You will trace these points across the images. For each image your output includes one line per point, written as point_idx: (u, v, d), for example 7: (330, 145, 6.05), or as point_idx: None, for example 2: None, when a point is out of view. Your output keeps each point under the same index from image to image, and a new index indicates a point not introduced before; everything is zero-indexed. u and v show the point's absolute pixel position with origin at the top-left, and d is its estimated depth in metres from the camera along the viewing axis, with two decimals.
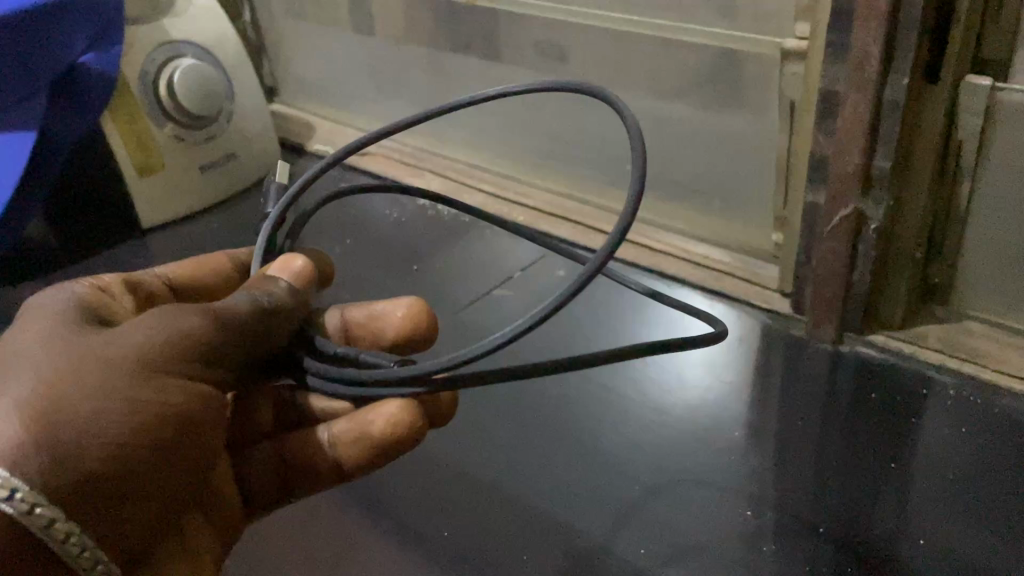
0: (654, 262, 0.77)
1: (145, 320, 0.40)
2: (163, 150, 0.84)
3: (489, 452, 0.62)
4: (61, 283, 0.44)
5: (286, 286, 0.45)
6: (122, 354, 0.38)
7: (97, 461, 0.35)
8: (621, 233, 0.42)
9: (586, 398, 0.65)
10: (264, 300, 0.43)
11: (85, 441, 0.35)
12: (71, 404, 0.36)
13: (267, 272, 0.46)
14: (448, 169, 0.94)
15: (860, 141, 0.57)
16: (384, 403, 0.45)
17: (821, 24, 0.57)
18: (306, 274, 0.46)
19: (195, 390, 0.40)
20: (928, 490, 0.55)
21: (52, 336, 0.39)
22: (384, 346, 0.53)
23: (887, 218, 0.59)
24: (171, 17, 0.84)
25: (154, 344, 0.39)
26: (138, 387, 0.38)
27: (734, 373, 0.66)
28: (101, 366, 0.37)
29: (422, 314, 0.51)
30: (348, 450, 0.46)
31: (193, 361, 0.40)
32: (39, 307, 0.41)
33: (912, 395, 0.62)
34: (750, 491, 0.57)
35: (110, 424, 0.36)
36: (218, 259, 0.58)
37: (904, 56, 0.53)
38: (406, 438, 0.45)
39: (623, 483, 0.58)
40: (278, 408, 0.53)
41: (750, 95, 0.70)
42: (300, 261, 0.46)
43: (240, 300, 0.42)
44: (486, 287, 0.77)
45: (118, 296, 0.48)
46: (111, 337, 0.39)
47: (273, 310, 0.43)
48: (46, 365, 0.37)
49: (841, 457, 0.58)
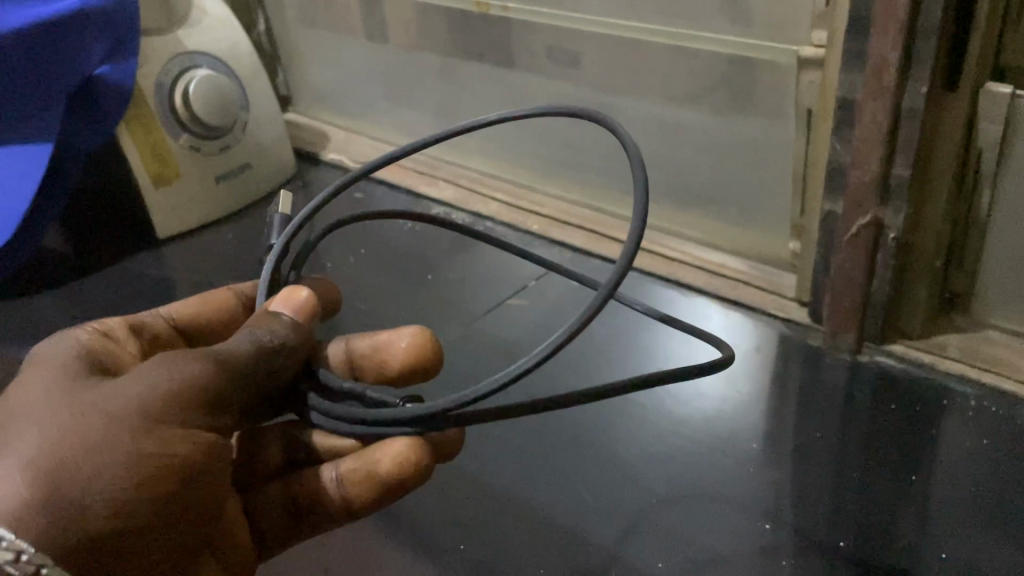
0: (669, 270, 0.76)
1: (147, 369, 0.41)
2: (179, 161, 0.85)
3: (504, 464, 0.61)
4: (65, 331, 0.46)
5: (287, 322, 0.45)
6: (125, 406, 0.39)
7: (101, 519, 0.37)
8: (635, 247, 0.42)
9: (602, 409, 0.65)
10: (266, 340, 0.43)
11: (88, 499, 0.37)
12: (72, 461, 0.37)
13: (271, 307, 0.46)
14: (463, 176, 0.93)
15: (878, 149, 0.56)
16: (391, 440, 0.44)
17: (838, 32, 0.56)
18: (310, 306, 0.46)
19: (199, 438, 0.40)
20: (951, 503, 0.55)
21: (57, 390, 0.41)
22: (389, 376, 0.52)
23: (907, 227, 0.59)
24: (187, 28, 0.85)
25: (156, 394, 0.40)
26: (140, 440, 0.39)
27: (751, 383, 0.65)
28: (102, 420, 0.39)
29: (425, 345, 0.50)
30: (355, 488, 0.46)
31: (197, 409, 0.40)
32: (44, 357, 0.43)
33: (933, 406, 0.61)
34: (769, 504, 0.56)
35: (112, 479, 0.38)
36: (221, 295, 0.59)
37: (923, 63, 0.52)
38: (412, 476, 0.44)
39: (640, 497, 0.57)
40: (286, 447, 0.53)
41: (766, 102, 0.69)
42: (304, 292, 0.46)
43: (242, 342, 0.43)
44: (500, 296, 0.77)
45: (122, 340, 0.50)
46: (113, 388, 0.40)
47: (277, 350, 0.43)
48: (49, 422, 0.39)
49: (861, 470, 0.57)
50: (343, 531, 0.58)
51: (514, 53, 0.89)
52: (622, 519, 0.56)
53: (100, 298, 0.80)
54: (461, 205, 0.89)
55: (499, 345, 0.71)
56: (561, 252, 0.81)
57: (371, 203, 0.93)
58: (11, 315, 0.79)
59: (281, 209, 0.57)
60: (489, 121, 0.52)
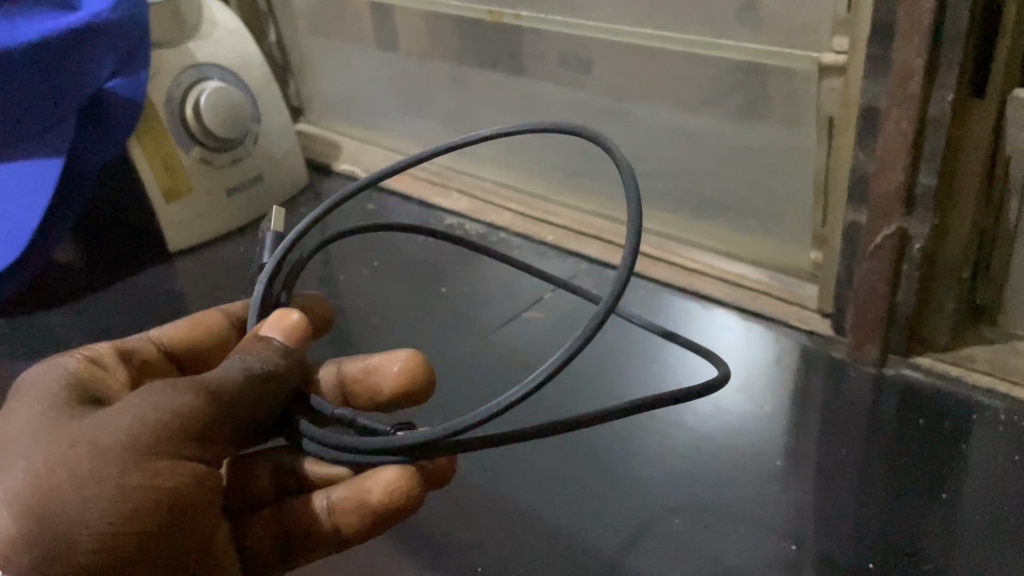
0: (687, 281, 0.75)
1: (136, 400, 0.40)
2: (190, 174, 0.84)
3: (522, 481, 0.60)
4: (53, 358, 0.47)
5: (277, 346, 0.44)
6: (112, 439, 0.38)
7: (87, 556, 0.37)
8: (630, 264, 0.42)
9: (620, 424, 0.64)
10: (256, 366, 0.42)
11: (74, 535, 0.37)
12: (61, 501, 0.37)
13: (262, 330, 0.45)
14: (477, 187, 0.92)
15: (903, 158, 0.55)
16: (381, 469, 0.44)
17: (860, 39, 0.55)
18: (301, 329, 0.45)
19: (189, 471, 0.39)
20: (982, 521, 0.53)
21: (47, 424, 0.40)
22: (382, 401, 0.52)
23: (932, 238, 0.57)
24: (197, 40, 0.84)
25: (143, 426, 0.39)
26: (127, 474, 0.38)
27: (773, 399, 0.64)
28: (91, 455, 0.38)
29: (415, 368, 0.50)
30: (346, 517, 0.45)
31: (183, 440, 0.39)
32: (34, 385, 0.44)
33: (961, 421, 0.59)
34: (794, 523, 0.54)
35: (100, 515, 0.37)
36: (216, 316, 0.58)
37: (949, 71, 0.51)
38: (403, 504, 0.44)
39: (660, 516, 0.56)
40: (277, 475, 0.52)
41: (785, 109, 0.68)
42: (296, 315, 0.45)
43: (231, 369, 0.42)
44: (515, 308, 0.76)
45: (110, 367, 0.50)
46: (102, 419, 0.39)
47: (266, 376, 0.42)
48: (40, 457, 0.38)
49: (888, 488, 0.56)
50: (359, 553, 0.57)
51: (528, 61, 0.88)
52: (641, 539, 0.55)
53: (113, 312, 0.80)
54: (474, 215, 0.88)
55: (514, 358, 0.70)
56: (575, 264, 0.80)
57: (383, 213, 0.92)
58: (22, 330, 0.78)
59: (273, 228, 0.55)
60: (483, 136, 0.51)
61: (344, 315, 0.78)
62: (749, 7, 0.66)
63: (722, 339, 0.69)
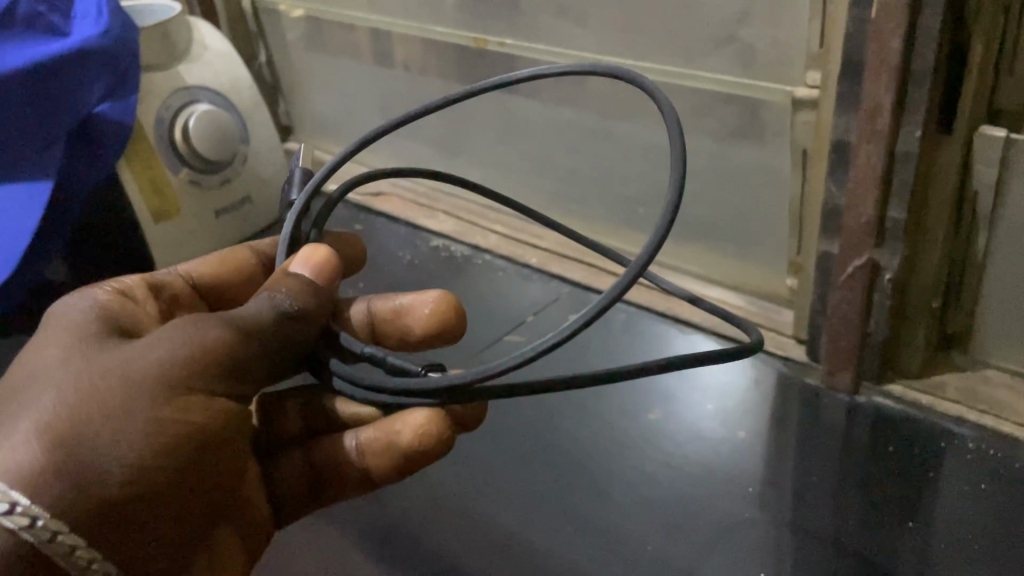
0: (667, 306, 0.76)
1: (168, 333, 0.40)
2: (179, 195, 0.85)
3: (500, 506, 0.61)
4: (84, 289, 0.46)
5: (305, 281, 0.43)
6: (144, 371, 0.39)
7: (115, 487, 0.37)
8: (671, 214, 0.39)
9: (598, 449, 0.64)
10: (285, 305, 0.42)
11: (100, 465, 0.37)
12: (90, 428, 0.37)
13: (290, 267, 0.44)
14: (463, 209, 0.93)
15: (872, 192, 0.56)
16: (413, 411, 0.44)
17: (830, 75, 0.56)
18: (330, 264, 0.44)
19: (218, 407, 0.40)
20: (951, 551, 0.54)
21: (74, 352, 0.40)
22: (412, 340, 0.52)
23: (902, 269, 0.58)
24: (187, 63, 0.86)
25: (176, 360, 0.39)
26: (159, 407, 0.38)
27: (749, 425, 0.65)
28: (122, 386, 0.38)
29: (447, 310, 0.50)
30: (373, 458, 0.47)
31: (216, 375, 0.40)
32: (61, 316, 0.43)
33: (929, 449, 0.60)
34: (766, 549, 0.55)
35: (129, 445, 0.37)
36: (239, 254, 0.58)
37: (915, 108, 0.52)
38: (433, 447, 0.44)
39: (635, 543, 0.57)
40: (304, 415, 0.52)
41: (762, 139, 0.69)
42: (323, 251, 0.44)
43: (260, 307, 0.42)
44: (498, 331, 0.77)
45: (141, 300, 0.50)
46: (135, 351, 0.40)
47: (294, 314, 0.42)
48: (68, 385, 0.38)
49: (857, 516, 0.57)
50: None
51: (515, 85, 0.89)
52: (616, 568, 0.55)
53: None
54: (461, 237, 0.89)
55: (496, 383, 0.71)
56: (558, 286, 0.81)
57: (370, 233, 0.93)
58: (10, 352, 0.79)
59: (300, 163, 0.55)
60: (515, 80, 0.49)
61: None
62: (728, 39, 0.67)
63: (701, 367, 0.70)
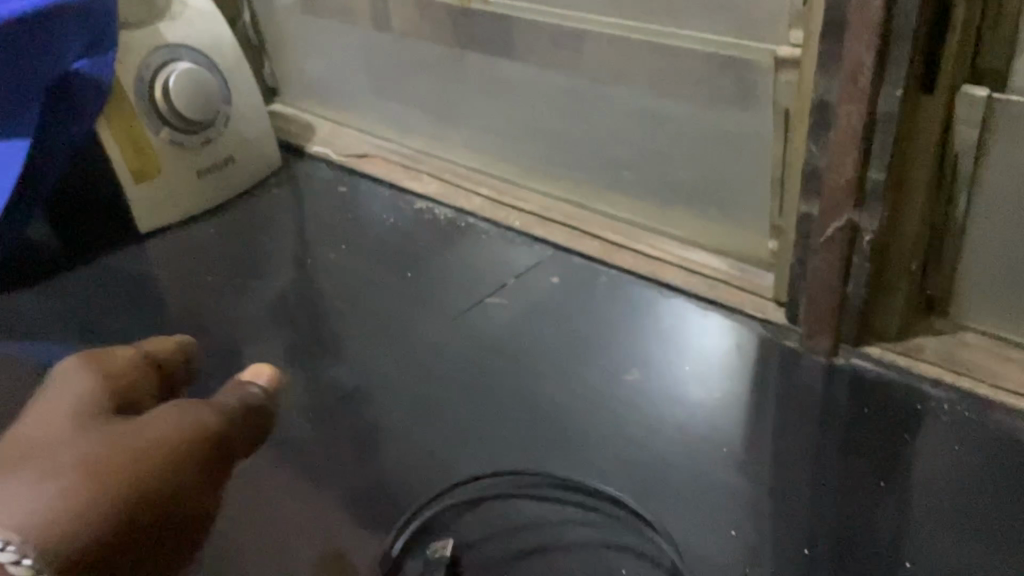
0: (649, 269, 0.76)
1: (165, 413, 0.44)
2: (160, 155, 0.85)
3: (475, 465, 0.61)
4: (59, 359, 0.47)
5: (258, 391, 0.51)
6: (145, 439, 0.41)
7: (94, 531, 0.37)
8: None
9: (575, 410, 0.64)
10: (237, 402, 0.49)
11: (83, 510, 0.37)
12: (84, 475, 0.38)
13: (243, 378, 0.53)
14: (448, 172, 0.92)
15: (853, 153, 0.55)
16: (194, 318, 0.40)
17: (813, 34, 0.56)
18: (272, 376, 0.54)
19: (191, 477, 0.42)
20: (925, 513, 0.54)
21: (71, 421, 0.42)
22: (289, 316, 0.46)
23: (882, 231, 0.58)
24: (167, 22, 0.84)
25: (171, 431, 0.42)
26: (151, 466, 0.40)
27: (728, 387, 0.65)
28: (117, 448, 0.40)
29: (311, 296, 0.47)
30: None
31: (199, 451, 0.43)
32: (51, 388, 0.45)
33: (906, 411, 0.60)
34: (740, 510, 0.55)
35: (113, 496, 0.38)
36: None
37: (897, 68, 0.52)
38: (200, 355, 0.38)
39: (609, 503, 0.57)
40: None
41: (747, 101, 0.69)
42: (268, 371, 0.54)
43: (225, 403, 0.48)
44: (479, 294, 0.77)
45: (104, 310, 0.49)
46: (132, 422, 0.42)
47: (248, 413, 0.49)
48: (63, 448, 0.40)
49: (832, 478, 0.57)
50: (307, 534, 0.57)
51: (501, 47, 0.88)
52: (590, 527, 0.55)
53: (77, 296, 0.80)
54: (444, 199, 0.89)
55: (476, 346, 0.71)
56: (541, 250, 0.81)
57: (354, 196, 0.92)
58: None
59: None
60: None
61: (312, 299, 0.79)
62: None
63: (680, 330, 0.70)
